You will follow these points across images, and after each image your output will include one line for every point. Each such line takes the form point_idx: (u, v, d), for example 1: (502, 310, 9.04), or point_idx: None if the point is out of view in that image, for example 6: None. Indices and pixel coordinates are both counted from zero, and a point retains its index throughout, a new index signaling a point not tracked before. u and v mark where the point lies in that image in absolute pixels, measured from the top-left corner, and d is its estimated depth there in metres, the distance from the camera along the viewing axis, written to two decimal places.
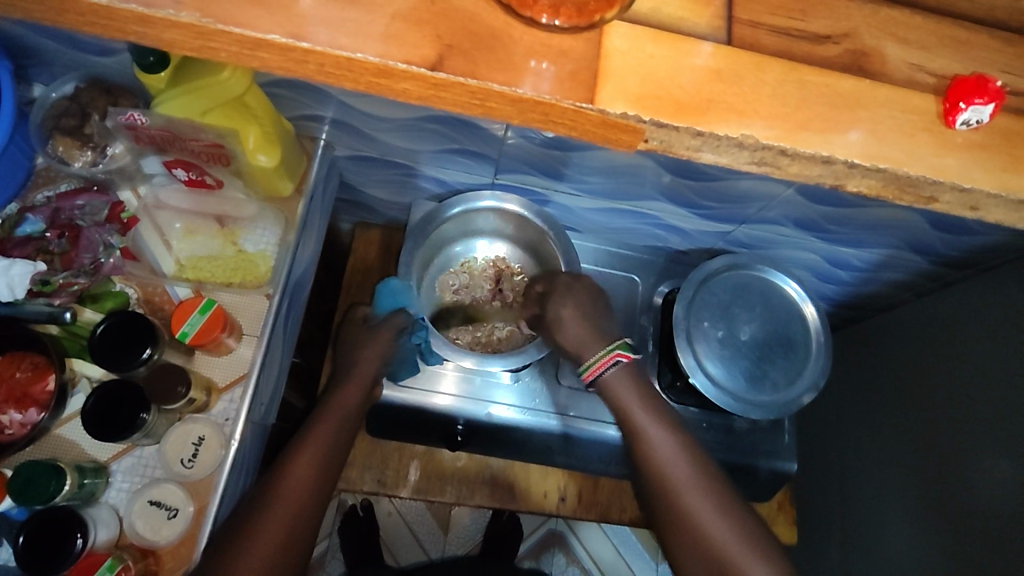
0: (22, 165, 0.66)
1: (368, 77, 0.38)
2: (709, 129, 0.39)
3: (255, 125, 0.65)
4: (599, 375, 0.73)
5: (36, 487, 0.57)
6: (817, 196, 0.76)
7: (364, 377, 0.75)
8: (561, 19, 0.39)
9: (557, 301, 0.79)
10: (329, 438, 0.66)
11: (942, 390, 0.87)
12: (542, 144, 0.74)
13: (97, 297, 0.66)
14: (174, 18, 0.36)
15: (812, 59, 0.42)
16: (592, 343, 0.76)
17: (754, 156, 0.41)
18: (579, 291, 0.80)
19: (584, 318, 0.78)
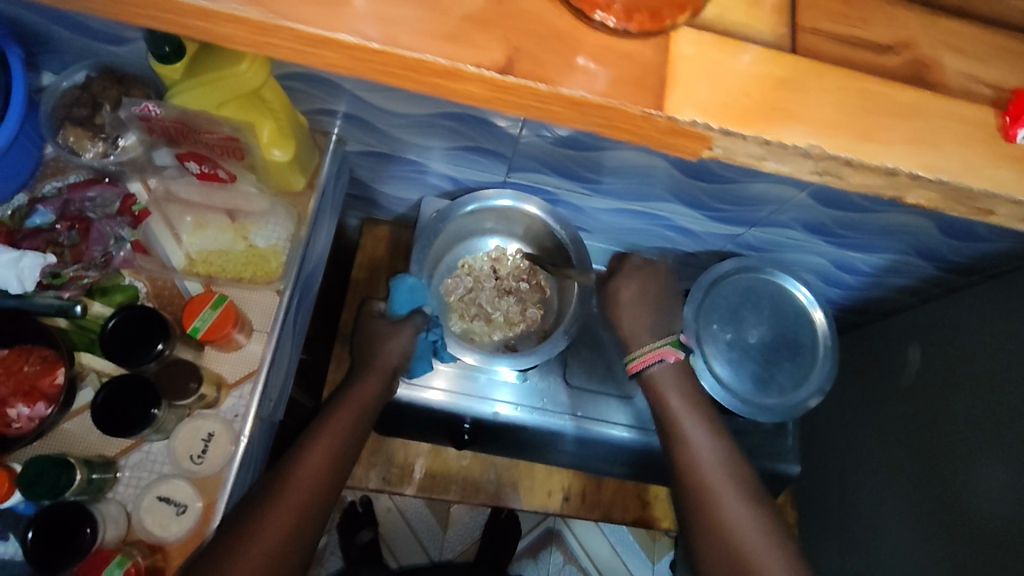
0: (31, 153, 0.66)
1: (433, 78, 0.36)
2: (777, 139, 0.38)
3: (269, 118, 0.65)
4: (647, 367, 0.76)
5: (46, 483, 0.56)
6: (827, 200, 0.77)
7: (375, 373, 0.74)
8: (633, 25, 0.37)
9: (619, 279, 0.83)
10: (342, 436, 0.66)
11: (944, 395, 0.88)
12: (559, 144, 0.74)
13: (106, 291, 0.65)
14: (237, 13, 0.33)
15: (871, 69, 0.42)
16: (642, 333, 0.79)
17: (817, 167, 0.41)
18: (637, 276, 0.83)
19: (642, 304, 0.81)
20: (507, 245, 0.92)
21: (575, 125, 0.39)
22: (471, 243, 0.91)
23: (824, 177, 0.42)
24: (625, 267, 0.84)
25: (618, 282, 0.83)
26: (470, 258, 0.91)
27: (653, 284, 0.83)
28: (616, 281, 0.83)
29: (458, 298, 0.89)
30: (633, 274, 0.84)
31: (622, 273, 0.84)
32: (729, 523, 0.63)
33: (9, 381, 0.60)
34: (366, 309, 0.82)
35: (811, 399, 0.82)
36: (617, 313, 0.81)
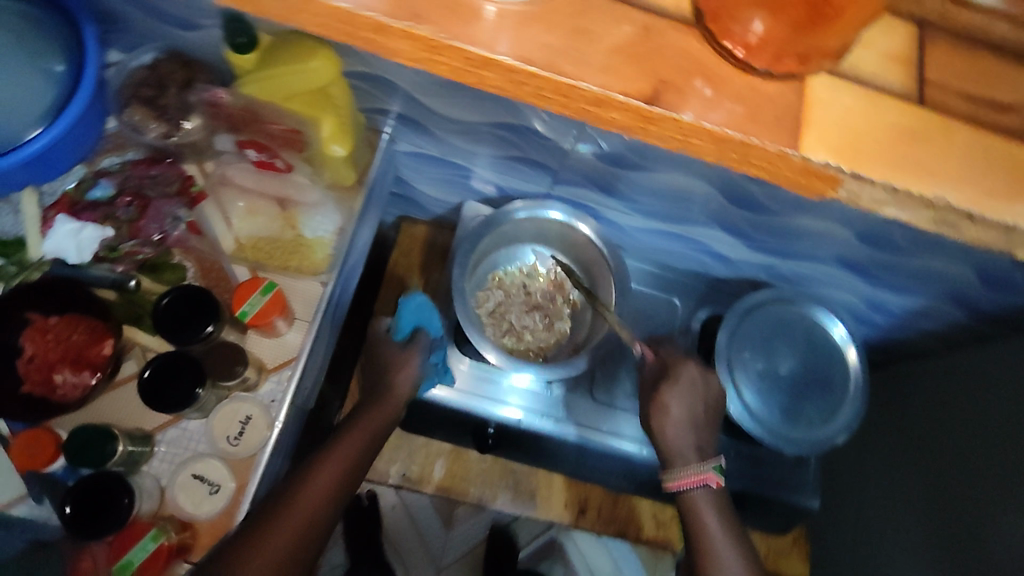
0: (97, 129, 0.64)
1: (578, 103, 0.40)
2: (904, 187, 0.42)
3: (332, 115, 0.65)
4: (686, 489, 0.73)
5: (90, 452, 0.58)
6: (868, 237, 0.78)
7: (390, 396, 0.76)
8: (776, 67, 0.40)
9: (670, 393, 0.75)
10: (355, 452, 0.68)
11: (960, 446, 0.87)
12: (606, 160, 0.75)
13: (157, 268, 0.66)
14: (410, 29, 0.38)
15: (997, 125, 0.44)
16: (688, 452, 0.74)
17: (934, 216, 0.44)
18: (690, 387, 0.76)
19: (690, 422, 0.75)
20: (539, 258, 0.89)
21: (662, 145, 0.42)
22: (507, 253, 0.88)
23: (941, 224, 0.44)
24: (680, 380, 0.76)
25: (671, 396, 0.75)
26: (501, 273, 0.88)
27: (705, 397, 0.77)
28: (670, 395, 0.75)
29: (489, 311, 0.86)
30: (687, 387, 0.76)
31: (677, 385, 0.75)
32: None
33: (59, 347, 0.61)
34: (373, 331, 0.85)
35: (838, 434, 0.82)
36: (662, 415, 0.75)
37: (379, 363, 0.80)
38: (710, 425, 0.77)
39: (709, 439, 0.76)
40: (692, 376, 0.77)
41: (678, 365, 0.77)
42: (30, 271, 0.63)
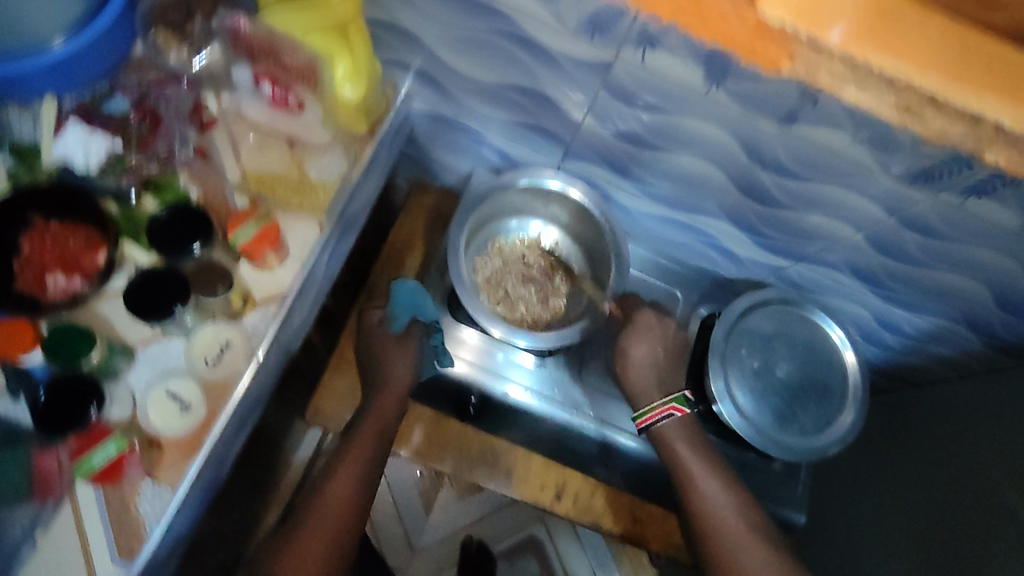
0: (122, 49, 0.67)
1: None
2: (860, 57, 0.54)
3: (347, 55, 0.68)
4: (653, 422, 0.81)
5: (66, 350, 0.60)
6: (881, 244, 0.76)
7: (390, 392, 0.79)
8: None
9: (631, 338, 0.85)
10: (361, 463, 0.74)
11: (966, 478, 0.82)
12: (621, 137, 0.74)
13: (160, 188, 0.67)
14: None
15: (976, 23, 0.54)
16: (650, 388, 0.84)
17: (897, 99, 0.56)
18: (651, 331, 0.86)
19: (652, 363, 0.85)
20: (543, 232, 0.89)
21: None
22: (507, 224, 0.88)
23: (906, 114, 0.57)
24: (642, 325, 0.86)
25: (632, 339, 0.85)
26: (501, 242, 0.88)
27: (665, 360, 0.85)
28: (633, 339, 0.85)
29: (487, 278, 0.86)
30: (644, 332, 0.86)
31: (636, 330, 0.86)
32: (727, 538, 0.73)
33: (53, 249, 0.62)
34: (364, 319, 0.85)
35: (831, 445, 0.79)
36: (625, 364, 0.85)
37: (372, 348, 0.83)
38: (671, 370, 0.86)
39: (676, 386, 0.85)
40: (647, 321, 0.87)
41: (638, 312, 0.88)
42: (38, 176, 0.64)
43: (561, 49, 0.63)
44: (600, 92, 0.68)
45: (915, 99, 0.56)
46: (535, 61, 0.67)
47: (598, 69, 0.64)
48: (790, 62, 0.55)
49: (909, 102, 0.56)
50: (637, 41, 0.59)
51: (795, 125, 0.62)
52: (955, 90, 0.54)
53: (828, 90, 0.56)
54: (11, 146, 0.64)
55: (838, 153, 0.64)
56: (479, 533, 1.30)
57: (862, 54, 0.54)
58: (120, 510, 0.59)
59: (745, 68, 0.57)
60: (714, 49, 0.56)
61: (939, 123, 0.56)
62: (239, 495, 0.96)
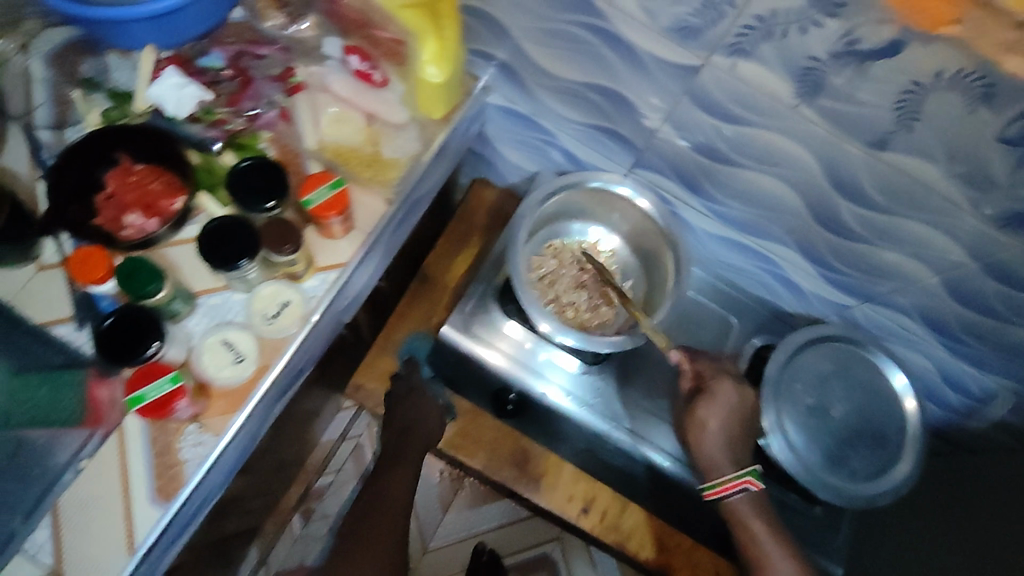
0: (222, 12, 0.70)
1: None
2: None
3: (436, 37, 0.66)
4: (725, 495, 0.74)
5: (135, 283, 0.60)
6: (959, 290, 0.72)
7: (413, 450, 0.82)
8: None
9: (706, 409, 0.75)
10: (380, 541, 0.73)
11: (991, 542, 0.75)
12: (696, 149, 0.73)
13: (241, 146, 0.69)
14: None
15: None
16: (723, 461, 0.74)
17: None
18: (729, 405, 0.75)
19: (727, 436, 0.75)
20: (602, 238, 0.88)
21: None
22: (568, 226, 0.87)
23: None
24: (720, 397, 0.75)
25: (708, 412, 0.74)
26: (559, 243, 0.87)
27: (742, 433, 0.76)
28: (707, 411, 0.75)
29: (540, 277, 0.84)
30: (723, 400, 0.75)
31: (713, 402, 0.75)
32: None
33: (136, 190, 0.65)
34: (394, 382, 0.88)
35: (880, 495, 0.76)
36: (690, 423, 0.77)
37: (402, 406, 0.85)
38: (744, 439, 0.76)
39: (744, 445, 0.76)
40: (729, 391, 0.75)
41: (716, 380, 0.76)
42: (131, 118, 0.68)
43: (650, 50, 0.63)
44: (682, 98, 0.67)
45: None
46: (619, 60, 0.67)
47: (684, 74, 0.64)
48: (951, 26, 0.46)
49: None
50: (728, 48, 0.58)
51: (884, 152, 0.60)
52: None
53: (925, 116, 0.54)
54: (110, 91, 0.69)
55: (925, 187, 0.61)
56: (493, 543, 1.27)
57: None
58: (162, 450, 0.60)
59: (839, 85, 0.56)
60: (808, 63, 0.55)
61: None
62: (269, 465, 0.97)
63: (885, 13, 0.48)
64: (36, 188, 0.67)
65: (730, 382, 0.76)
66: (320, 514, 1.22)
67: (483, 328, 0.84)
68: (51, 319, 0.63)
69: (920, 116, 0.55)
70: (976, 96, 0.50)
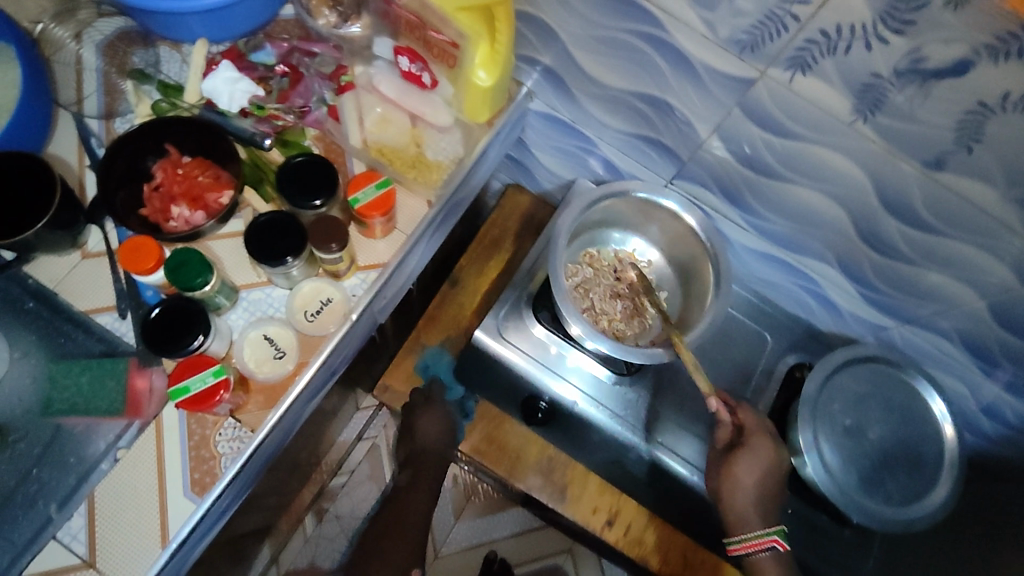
0: (274, 9, 0.70)
1: None
2: None
3: (489, 42, 0.66)
4: (750, 554, 0.72)
5: (184, 274, 0.59)
6: (1007, 317, 0.71)
7: (430, 470, 0.80)
8: None
9: (740, 464, 0.73)
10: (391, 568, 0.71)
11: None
12: (741, 161, 0.73)
13: (287, 143, 0.69)
14: None
15: None
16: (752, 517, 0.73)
17: None
18: (765, 461, 0.73)
19: (759, 489, 0.73)
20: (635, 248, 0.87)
21: None
22: (603, 236, 0.87)
23: None
24: (757, 453, 0.73)
25: (744, 467, 0.73)
26: (595, 251, 0.86)
27: (778, 465, 0.73)
28: (743, 466, 0.73)
29: (576, 285, 0.83)
30: (759, 456, 0.73)
31: (749, 455, 0.73)
32: None
33: (185, 182, 0.65)
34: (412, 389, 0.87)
35: (917, 521, 0.74)
36: (721, 473, 0.75)
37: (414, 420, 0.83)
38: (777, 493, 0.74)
39: (778, 493, 0.74)
40: (766, 448, 0.73)
41: (755, 437, 0.74)
42: (180, 111, 0.68)
43: (705, 61, 0.63)
44: (733, 111, 0.67)
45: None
46: (671, 70, 0.66)
47: (737, 86, 0.63)
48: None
49: None
50: (788, 62, 0.58)
51: (940, 172, 0.59)
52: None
53: (988, 138, 0.54)
54: (160, 82, 0.69)
55: (980, 210, 0.60)
56: (504, 552, 1.26)
57: None
58: (199, 442, 0.60)
59: (900, 103, 0.55)
60: (870, 79, 0.55)
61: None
62: (289, 463, 0.97)
63: (957, 32, 0.48)
64: (84, 177, 0.68)
65: (768, 437, 0.74)
66: (333, 515, 1.20)
67: (516, 332, 0.84)
68: (93, 308, 0.64)
69: (984, 137, 0.54)
70: None
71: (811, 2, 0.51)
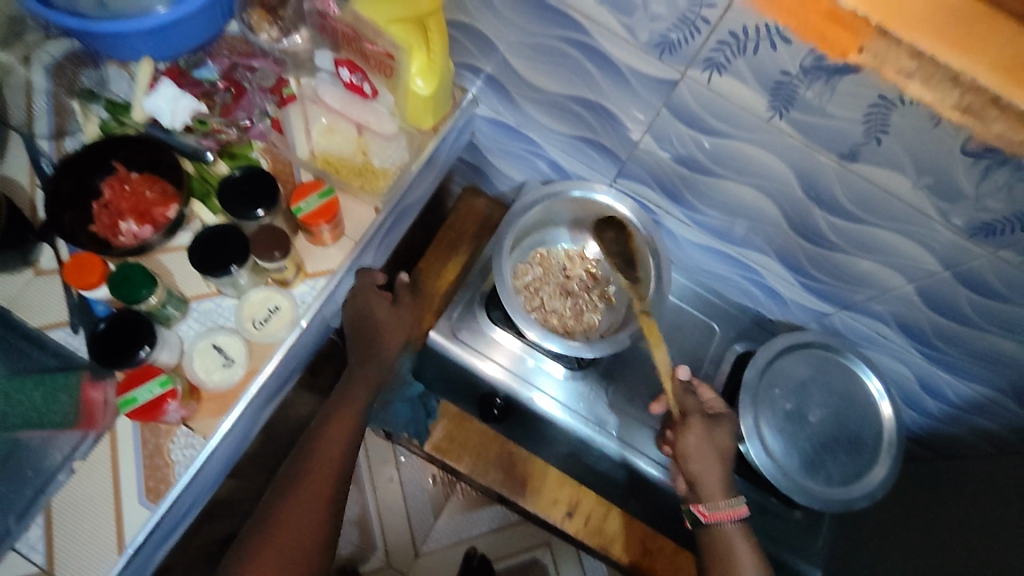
0: (215, 27, 0.73)
1: None
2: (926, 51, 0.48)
3: (423, 52, 0.69)
4: (720, 521, 0.72)
5: (128, 289, 0.61)
6: (934, 300, 0.74)
7: (358, 388, 0.72)
8: None
9: (706, 431, 0.75)
10: (328, 482, 0.65)
11: (969, 547, 0.76)
12: (675, 159, 0.76)
13: (235, 155, 0.71)
14: None
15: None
16: (715, 487, 0.73)
17: (963, 100, 0.50)
18: (717, 442, 0.74)
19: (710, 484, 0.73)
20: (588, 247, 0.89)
21: None
22: (553, 236, 0.90)
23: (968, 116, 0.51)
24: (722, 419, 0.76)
25: (700, 433, 0.74)
26: (545, 251, 0.89)
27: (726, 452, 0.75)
28: (704, 436, 0.74)
29: (525, 284, 0.86)
30: (716, 423, 0.76)
31: (710, 421, 0.76)
32: None
33: (131, 198, 0.67)
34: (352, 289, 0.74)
35: (857, 499, 0.77)
36: (683, 433, 0.75)
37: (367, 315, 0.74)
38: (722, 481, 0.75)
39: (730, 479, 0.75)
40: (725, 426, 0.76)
41: (703, 425, 0.75)
42: (128, 129, 0.71)
43: (630, 64, 0.65)
44: (662, 110, 0.69)
45: (977, 99, 0.49)
46: (601, 73, 0.69)
47: (663, 87, 0.66)
48: (858, 54, 0.51)
49: (971, 102, 0.50)
50: (704, 63, 0.60)
51: (855, 163, 0.62)
52: (1016, 94, 0.47)
53: (893, 129, 0.56)
54: (107, 101, 0.71)
55: (896, 198, 0.63)
56: (483, 547, 1.28)
57: (928, 47, 0.48)
58: (153, 451, 0.62)
59: (811, 99, 0.58)
60: (780, 77, 0.57)
61: (1001, 145, 0.52)
62: (260, 467, 0.99)
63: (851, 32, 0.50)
64: (35, 197, 0.69)
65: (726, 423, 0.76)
66: None
67: (470, 333, 0.86)
68: (48, 324, 0.66)
69: (893, 129, 0.56)
70: (940, 109, 0.52)
71: (716, 5, 0.54)
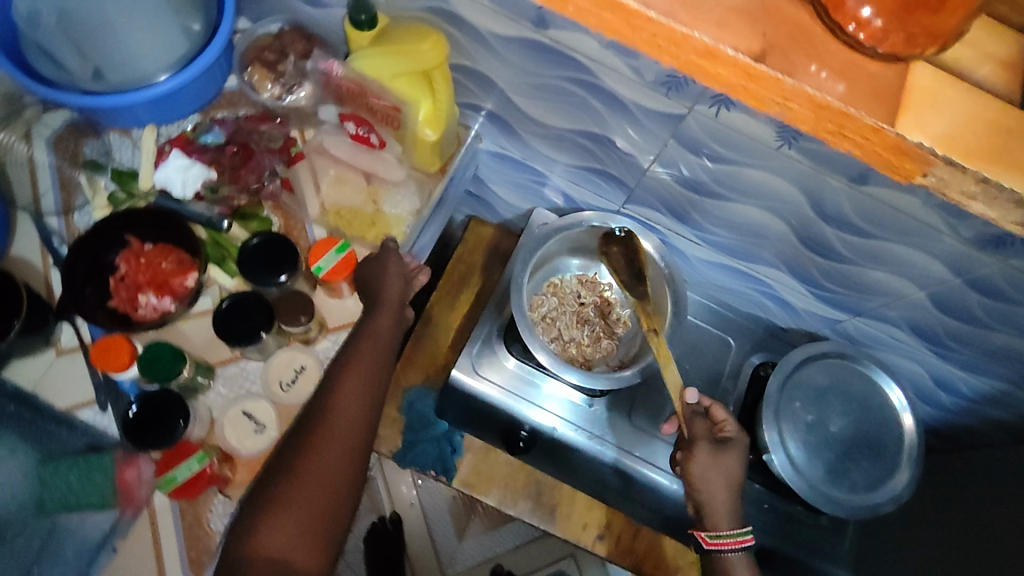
0: (215, 86, 0.72)
1: None
2: (993, 177, 0.50)
3: (428, 100, 0.69)
4: (721, 550, 0.74)
5: (159, 368, 0.62)
6: (945, 304, 0.75)
7: (371, 351, 0.66)
8: (883, 46, 0.47)
9: (718, 459, 0.75)
10: (344, 448, 0.62)
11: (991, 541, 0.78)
12: (680, 182, 0.76)
13: (246, 217, 0.71)
14: None
15: None
16: (722, 514, 0.74)
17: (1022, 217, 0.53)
18: (732, 465, 0.75)
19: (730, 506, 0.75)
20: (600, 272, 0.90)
21: (764, 100, 0.51)
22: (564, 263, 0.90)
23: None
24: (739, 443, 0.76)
25: (711, 463, 0.75)
26: (558, 280, 0.89)
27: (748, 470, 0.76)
28: (714, 464, 0.75)
29: (542, 316, 0.87)
30: (725, 450, 0.76)
31: (722, 449, 0.76)
32: None
33: (147, 270, 0.65)
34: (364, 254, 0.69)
35: (883, 504, 0.79)
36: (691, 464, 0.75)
37: (368, 281, 0.69)
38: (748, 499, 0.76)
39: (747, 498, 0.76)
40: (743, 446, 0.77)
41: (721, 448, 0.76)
42: (137, 200, 0.70)
43: (634, 100, 0.66)
44: (669, 141, 0.70)
45: None
46: (606, 109, 0.69)
47: (671, 120, 0.66)
48: (922, 177, 0.52)
49: None
50: (712, 99, 0.60)
51: (865, 186, 0.63)
52: None
53: None
54: (114, 172, 0.71)
55: (906, 214, 0.64)
56: (510, 564, 1.29)
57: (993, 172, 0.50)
58: (192, 523, 0.62)
59: None
60: None
61: None
62: None
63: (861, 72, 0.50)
64: (50, 277, 0.68)
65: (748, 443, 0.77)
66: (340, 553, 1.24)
67: (490, 367, 0.87)
68: (73, 404, 0.65)
69: None
70: None
71: None
